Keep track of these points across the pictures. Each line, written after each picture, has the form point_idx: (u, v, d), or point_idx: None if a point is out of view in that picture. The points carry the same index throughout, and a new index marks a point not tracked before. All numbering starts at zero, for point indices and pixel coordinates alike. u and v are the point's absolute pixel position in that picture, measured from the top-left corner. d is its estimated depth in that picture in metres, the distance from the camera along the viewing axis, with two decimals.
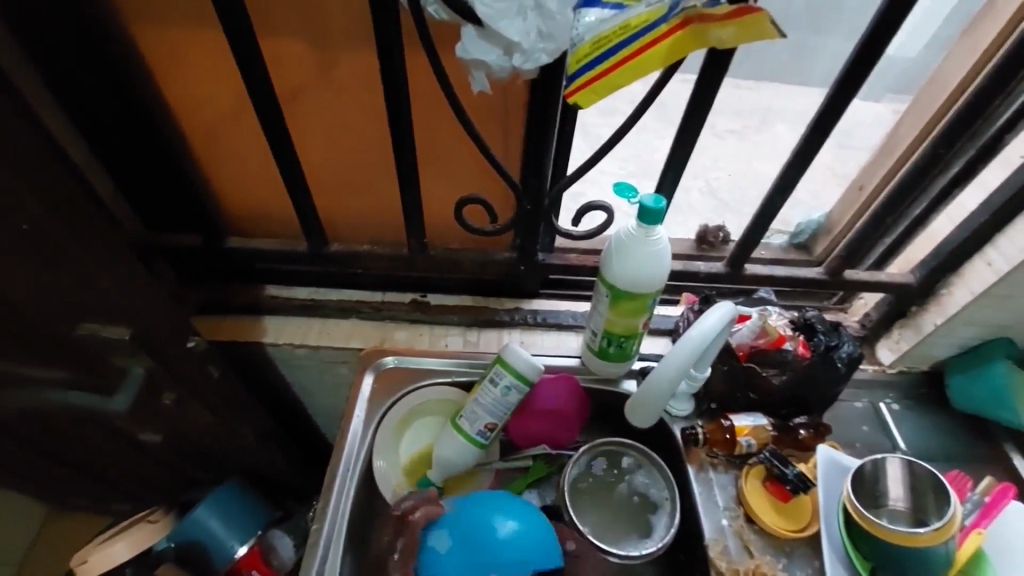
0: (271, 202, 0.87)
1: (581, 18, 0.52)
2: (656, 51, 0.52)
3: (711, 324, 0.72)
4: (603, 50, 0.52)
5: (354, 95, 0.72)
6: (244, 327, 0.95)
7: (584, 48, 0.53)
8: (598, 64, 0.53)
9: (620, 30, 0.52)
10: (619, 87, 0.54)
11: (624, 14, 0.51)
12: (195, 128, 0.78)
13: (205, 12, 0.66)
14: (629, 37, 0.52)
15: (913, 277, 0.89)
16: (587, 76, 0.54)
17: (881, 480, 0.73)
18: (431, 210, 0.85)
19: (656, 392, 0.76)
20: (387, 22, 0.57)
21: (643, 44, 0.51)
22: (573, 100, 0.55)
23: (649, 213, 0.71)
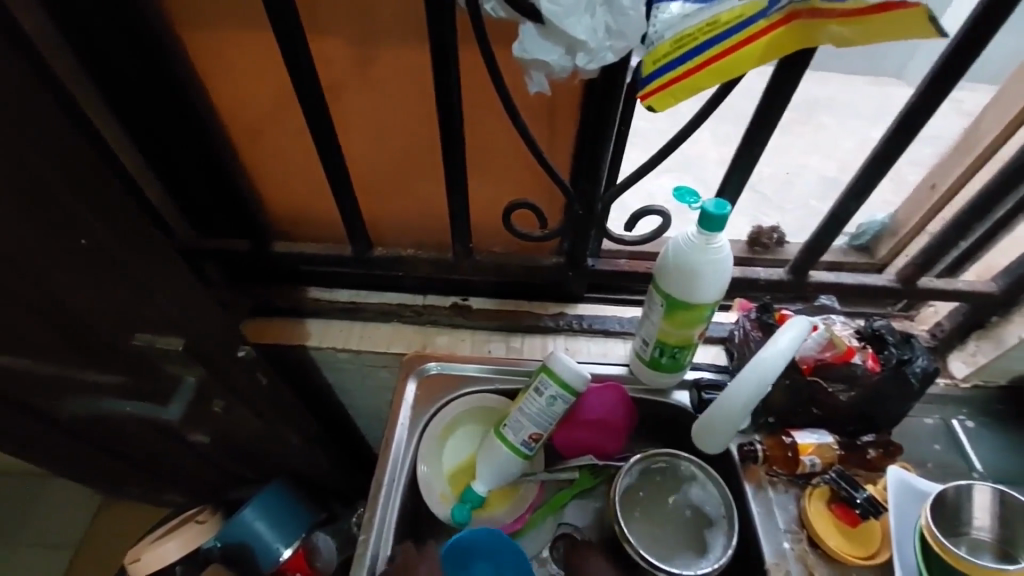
0: (315, 205, 0.86)
1: (659, 14, 0.50)
2: (752, 48, 0.50)
3: (788, 340, 0.70)
4: (687, 49, 0.50)
5: (402, 97, 0.70)
6: (289, 330, 0.95)
7: (664, 47, 0.51)
8: (681, 65, 0.51)
9: (706, 27, 0.49)
10: (702, 89, 0.51)
11: (712, 9, 0.49)
12: (242, 131, 0.77)
13: (254, 13, 0.64)
14: (719, 33, 0.49)
15: (996, 285, 0.83)
16: (668, 77, 0.51)
17: (964, 508, 0.66)
18: (477, 215, 0.83)
19: (729, 414, 0.74)
20: (440, 21, 0.55)
21: (737, 43, 0.49)
22: (648, 103, 0.53)
23: (710, 219, 0.67)
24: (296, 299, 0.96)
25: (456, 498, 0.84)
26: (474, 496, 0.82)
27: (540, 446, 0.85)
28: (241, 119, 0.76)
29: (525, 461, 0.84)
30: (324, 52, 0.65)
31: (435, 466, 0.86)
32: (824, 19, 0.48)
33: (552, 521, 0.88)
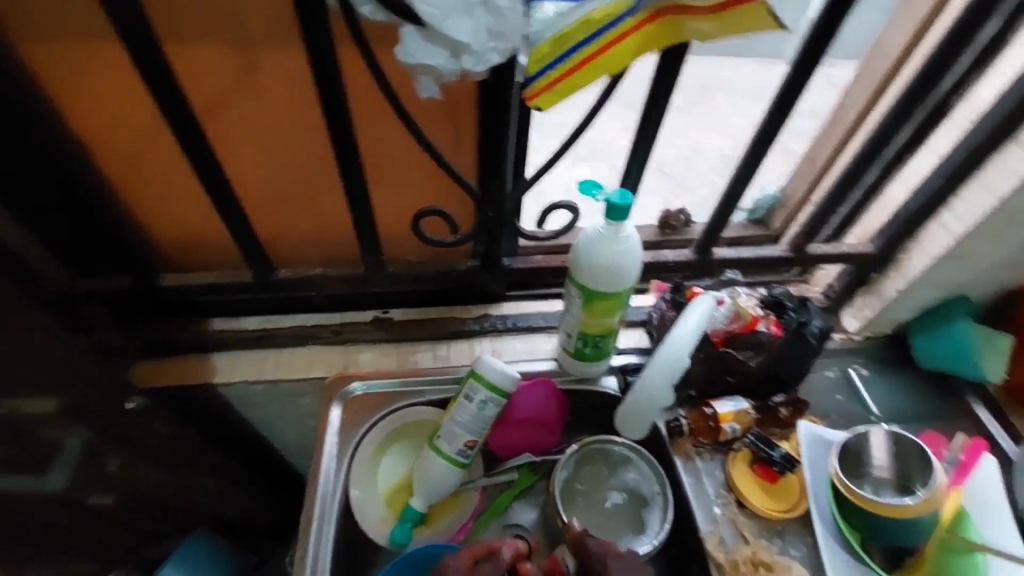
0: (203, 230, 0.79)
1: (536, 13, 0.49)
2: (625, 45, 0.51)
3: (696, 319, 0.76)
4: (566, 48, 0.50)
5: (286, 112, 0.65)
6: (193, 368, 0.87)
7: (544, 47, 0.50)
8: (562, 64, 0.51)
9: (582, 25, 0.49)
10: (584, 86, 0.52)
11: (584, 7, 0.49)
12: (110, 155, 0.69)
13: (100, 23, 0.58)
14: (593, 32, 0.49)
15: (872, 246, 0.90)
16: (550, 76, 0.52)
17: (864, 453, 0.73)
18: (384, 224, 0.79)
19: (649, 397, 0.78)
20: (316, 25, 0.51)
21: (610, 41, 0.50)
22: (535, 104, 0.54)
23: (615, 210, 0.68)
24: (198, 332, 0.89)
25: (395, 519, 0.81)
26: (412, 513, 0.80)
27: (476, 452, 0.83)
28: (105, 142, 0.68)
29: (462, 471, 0.82)
30: (188, 62, 0.60)
31: (369, 488, 0.82)
32: (686, 16, 0.49)
33: (497, 525, 0.87)
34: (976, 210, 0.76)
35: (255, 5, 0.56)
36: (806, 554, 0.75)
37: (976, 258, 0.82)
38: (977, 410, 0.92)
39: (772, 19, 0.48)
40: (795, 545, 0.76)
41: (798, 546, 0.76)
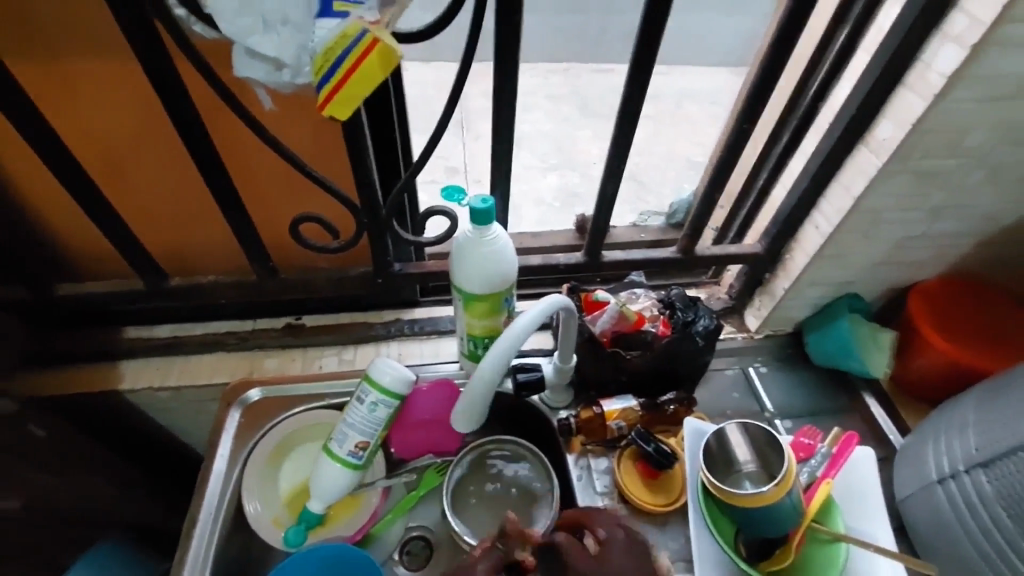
0: (94, 242, 0.83)
1: (316, 30, 0.48)
2: (369, 63, 0.47)
3: (532, 319, 0.62)
4: (330, 63, 0.48)
5: (147, 128, 0.69)
6: (98, 375, 0.89)
7: (317, 60, 0.48)
8: (330, 79, 0.48)
9: (339, 39, 0.47)
10: (360, 98, 0.49)
11: (343, 23, 0.47)
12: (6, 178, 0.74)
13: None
14: (348, 45, 0.47)
15: (761, 246, 0.92)
16: (328, 89, 0.49)
17: (728, 447, 0.75)
18: (273, 233, 0.82)
19: (485, 391, 0.63)
20: (145, 47, 0.55)
21: (354, 57, 0.47)
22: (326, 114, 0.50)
23: (479, 215, 0.71)
24: (109, 340, 0.92)
25: (290, 522, 0.83)
26: (310, 515, 0.81)
27: (372, 453, 0.83)
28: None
29: (359, 472, 0.83)
30: (43, 86, 0.64)
31: (268, 493, 0.84)
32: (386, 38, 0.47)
33: (401, 524, 0.89)
34: (839, 209, 0.79)
35: (95, 32, 0.61)
36: (682, 547, 0.79)
37: (849, 257, 0.86)
38: (869, 405, 0.95)
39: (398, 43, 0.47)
40: (673, 538, 0.80)
41: (677, 540, 0.80)
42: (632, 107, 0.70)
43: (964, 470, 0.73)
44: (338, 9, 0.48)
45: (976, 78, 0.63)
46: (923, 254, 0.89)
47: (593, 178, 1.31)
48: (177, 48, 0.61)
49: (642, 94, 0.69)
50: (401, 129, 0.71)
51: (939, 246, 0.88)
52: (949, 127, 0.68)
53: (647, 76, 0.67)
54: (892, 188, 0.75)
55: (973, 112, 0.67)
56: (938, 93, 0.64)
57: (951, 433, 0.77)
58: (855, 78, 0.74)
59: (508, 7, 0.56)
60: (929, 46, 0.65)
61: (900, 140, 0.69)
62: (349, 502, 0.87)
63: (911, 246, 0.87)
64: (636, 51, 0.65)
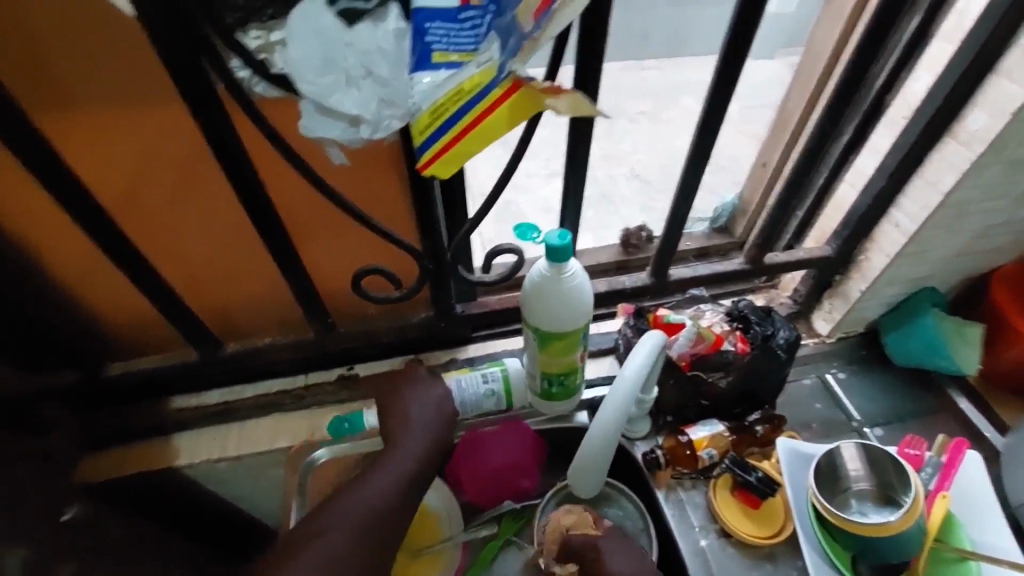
0: (140, 315, 0.79)
1: (416, 84, 0.44)
2: (496, 118, 0.44)
3: (643, 357, 0.59)
4: (441, 118, 0.45)
5: (198, 189, 0.66)
6: (153, 454, 0.85)
7: (423, 119, 0.45)
8: (448, 130, 0.45)
9: (453, 95, 0.44)
10: (473, 152, 0.46)
11: (456, 75, 0.43)
12: (51, 261, 0.69)
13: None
14: (466, 103, 0.44)
15: (830, 248, 0.88)
16: (439, 143, 0.46)
17: (840, 468, 0.72)
18: (328, 285, 0.78)
19: (604, 441, 0.59)
20: (209, 112, 0.51)
21: (477, 114, 0.44)
22: (428, 173, 0.48)
23: (556, 251, 0.66)
24: (156, 414, 0.86)
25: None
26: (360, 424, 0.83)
27: None
28: (27, 240, 0.67)
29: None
30: (84, 149, 0.60)
31: None
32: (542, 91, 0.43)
33: None
34: (922, 206, 0.75)
35: (147, 91, 0.57)
36: None
37: (930, 252, 0.82)
38: (957, 402, 0.91)
39: (579, 103, 0.43)
40: (786, 571, 0.75)
41: (790, 573, 0.75)
42: (710, 122, 0.66)
43: None
44: (438, 60, 0.43)
45: None
46: (1003, 241, 0.85)
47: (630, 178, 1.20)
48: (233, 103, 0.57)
49: (723, 106, 0.65)
50: None
51: (1018, 232, 0.84)
52: None
53: (729, 89, 0.63)
54: (981, 181, 0.71)
55: None
56: None
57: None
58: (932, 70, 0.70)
59: (592, 34, 0.52)
60: None
61: (995, 131, 0.65)
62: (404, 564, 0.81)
63: (992, 235, 0.83)
64: (718, 63, 0.61)
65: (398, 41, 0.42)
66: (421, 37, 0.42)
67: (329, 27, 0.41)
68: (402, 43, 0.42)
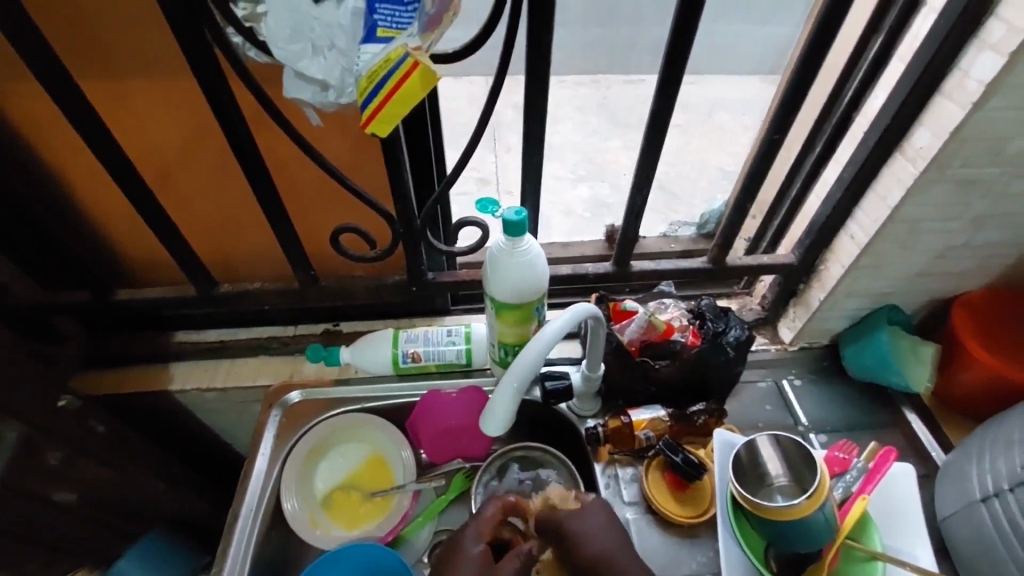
0: (151, 251, 0.89)
1: (360, 55, 0.51)
2: (411, 83, 0.51)
3: (572, 312, 0.67)
4: (374, 83, 0.51)
5: (203, 144, 0.75)
6: (149, 376, 0.94)
7: (361, 82, 0.52)
8: (377, 94, 0.52)
9: (384, 62, 0.50)
10: (402, 114, 0.53)
11: (387, 47, 0.50)
12: (87, 194, 0.81)
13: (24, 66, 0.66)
14: (391, 69, 0.50)
15: (794, 256, 0.91)
16: (373, 105, 0.53)
17: (759, 463, 0.74)
18: (313, 240, 0.87)
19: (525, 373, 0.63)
20: (206, 70, 0.59)
21: (398, 78, 0.50)
22: (370, 131, 0.54)
23: (512, 226, 0.72)
24: (161, 343, 0.97)
25: (325, 523, 0.86)
26: (336, 360, 0.92)
27: (415, 368, 0.92)
28: (64, 173, 0.78)
29: (393, 372, 0.93)
30: (111, 101, 0.70)
31: (302, 493, 0.87)
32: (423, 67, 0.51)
33: (431, 529, 0.89)
34: (874, 220, 0.78)
35: (159, 49, 0.65)
36: (711, 560, 0.80)
37: (887, 268, 0.84)
38: (909, 420, 0.93)
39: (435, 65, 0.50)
40: (703, 550, 0.81)
41: (706, 553, 0.81)
42: (660, 119, 0.72)
43: (1007, 488, 0.72)
44: (381, 35, 0.50)
45: (1017, 86, 0.62)
46: (967, 265, 0.86)
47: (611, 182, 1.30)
48: (229, 69, 0.66)
49: (670, 105, 0.70)
50: (436, 139, 0.74)
51: (982, 258, 0.85)
52: (990, 135, 0.67)
53: (675, 88, 0.69)
54: (931, 198, 0.74)
55: (1015, 118, 0.65)
56: (976, 101, 0.63)
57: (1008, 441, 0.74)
58: (889, 87, 0.72)
59: (540, 27, 0.59)
60: (967, 54, 0.64)
61: (937, 148, 0.68)
62: (358, 502, 0.89)
63: (955, 257, 0.84)
64: (664, 63, 0.67)
65: (354, 18, 0.50)
66: (370, 14, 0.49)
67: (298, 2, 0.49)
68: (357, 20, 0.50)
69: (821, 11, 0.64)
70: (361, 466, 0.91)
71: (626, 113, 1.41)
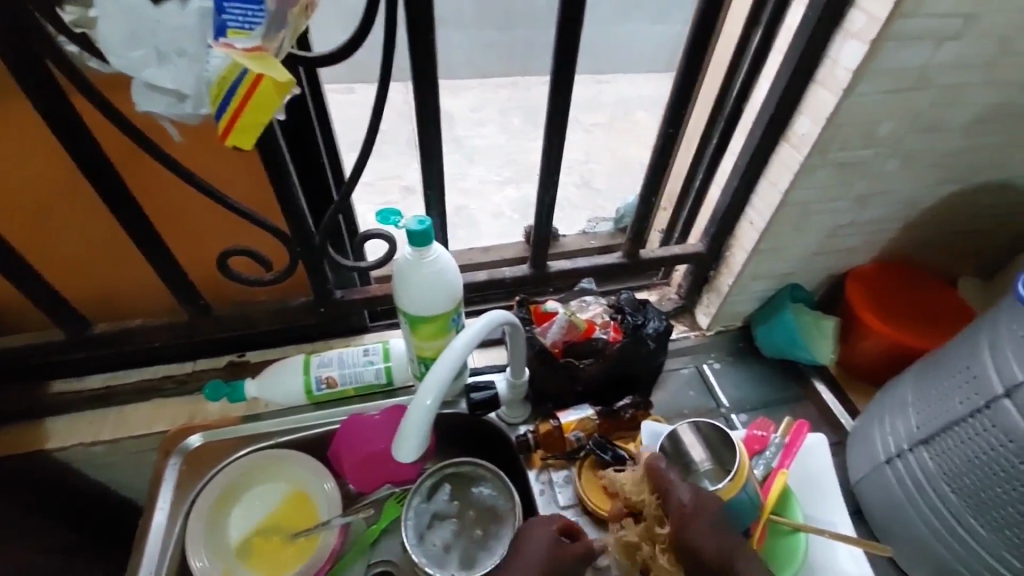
0: (5, 295, 0.78)
1: (209, 58, 0.46)
2: (263, 87, 0.46)
3: (486, 321, 0.65)
4: (225, 89, 0.46)
5: (51, 169, 0.65)
6: (24, 436, 0.85)
7: (212, 87, 0.46)
8: (230, 102, 0.47)
9: (230, 65, 0.45)
10: (263, 121, 0.48)
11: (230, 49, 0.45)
12: None
13: None
14: (238, 72, 0.45)
15: (702, 245, 0.93)
16: (229, 114, 0.47)
17: (684, 453, 0.74)
18: (202, 266, 0.79)
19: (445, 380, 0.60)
20: (37, 86, 0.52)
21: (248, 83, 0.46)
22: (229, 143, 0.49)
23: (417, 237, 0.69)
24: (34, 396, 0.87)
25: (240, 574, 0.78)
26: (242, 394, 0.86)
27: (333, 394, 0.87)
28: None
29: (308, 400, 0.87)
30: None
31: (212, 545, 0.79)
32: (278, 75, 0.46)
33: (363, 563, 0.83)
34: (769, 204, 0.82)
35: None
36: None
37: (786, 249, 0.88)
38: (819, 390, 0.98)
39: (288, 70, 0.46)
40: None
41: None
42: (559, 118, 0.71)
43: (908, 448, 0.76)
44: (232, 36, 0.45)
45: (879, 71, 0.66)
46: (855, 240, 0.92)
47: (527, 185, 1.28)
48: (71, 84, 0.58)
49: (567, 102, 0.69)
50: (328, 154, 0.70)
51: (867, 234, 0.91)
52: (861, 118, 0.71)
53: (569, 87, 0.68)
54: (817, 181, 0.78)
55: (879, 103, 0.70)
56: (845, 87, 0.67)
57: (995, 349, 0.66)
58: (771, 79, 0.76)
59: (420, 26, 0.56)
60: (834, 44, 0.68)
61: (816, 134, 0.72)
62: (279, 545, 0.80)
63: (844, 234, 0.90)
64: (554, 61, 0.66)
65: (201, 19, 0.45)
66: (219, 14, 0.44)
67: (135, 3, 0.44)
68: (206, 20, 0.45)
69: (699, 7, 0.66)
70: (280, 506, 0.83)
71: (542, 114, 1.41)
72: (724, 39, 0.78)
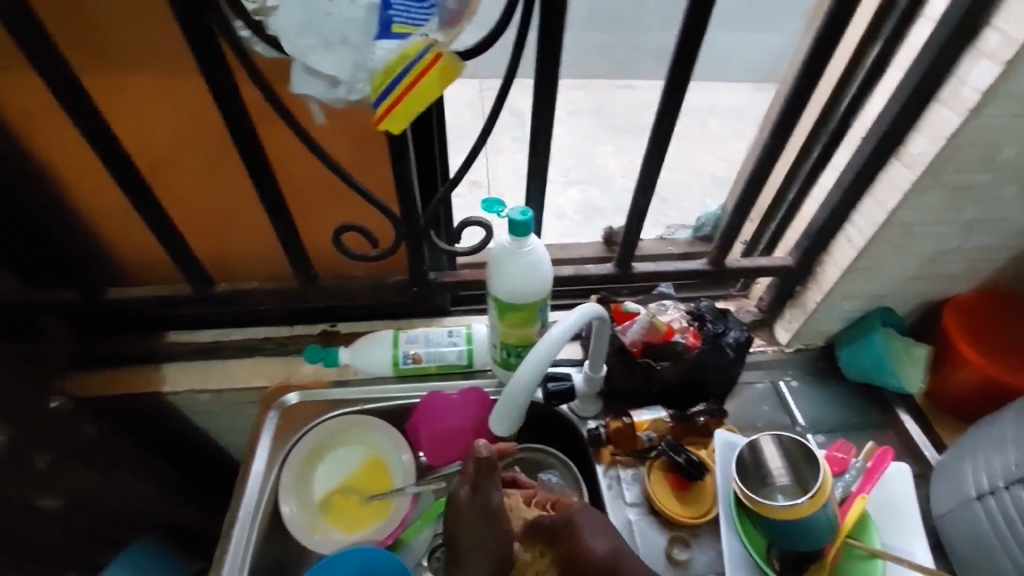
0: (143, 249, 0.87)
1: (376, 50, 0.51)
2: (429, 80, 0.53)
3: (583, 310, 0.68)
4: (391, 79, 0.53)
5: (202, 139, 0.73)
6: (142, 378, 0.93)
7: (377, 76, 0.53)
8: (391, 92, 0.54)
9: (402, 57, 0.52)
10: (419, 109, 0.55)
11: (404, 43, 0.51)
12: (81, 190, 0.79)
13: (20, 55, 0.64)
14: (409, 63, 0.52)
15: (792, 259, 0.92)
16: (388, 101, 0.54)
17: (762, 463, 0.74)
18: (313, 239, 0.86)
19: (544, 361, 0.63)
20: (212, 65, 0.58)
21: (416, 75, 0.53)
22: (382, 127, 0.56)
23: (518, 226, 0.72)
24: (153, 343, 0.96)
25: (324, 527, 0.85)
26: (335, 360, 0.92)
27: (416, 369, 0.92)
28: (60, 172, 0.76)
29: (394, 373, 0.92)
30: (110, 96, 0.68)
31: (301, 496, 0.86)
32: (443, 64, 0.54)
33: (431, 530, 0.86)
34: (871, 222, 0.80)
35: (160, 42, 0.64)
36: (714, 560, 0.80)
37: (883, 270, 0.86)
38: (902, 420, 0.94)
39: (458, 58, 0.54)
40: (705, 550, 0.81)
41: (708, 553, 0.81)
42: (666, 122, 0.72)
43: (1003, 486, 0.73)
44: (397, 30, 0.51)
45: (1012, 93, 0.64)
46: (957, 268, 0.88)
47: (607, 187, 1.30)
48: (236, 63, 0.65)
49: (676, 107, 0.71)
50: (442, 143, 0.75)
51: (973, 262, 0.87)
52: (985, 141, 0.69)
53: (681, 93, 0.69)
54: (927, 202, 0.75)
55: (1006, 126, 0.67)
56: (973, 108, 0.65)
57: None
58: (888, 94, 0.74)
59: (551, 29, 0.59)
60: (963, 63, 0.66)
61: (934, 154, 0.70)
62: (356, 505, 0.87)
63: (947, 260, 0.86)
64: (670, 67, 0.67)
65: (368, 14, 0.49)
66: (386, 10, 0.49)
67: None
68: (372, 15, 0.49)
69: (824, 17, 0.65)
70: (361, 468, 0.90)
71: (625, 118, 1.42)
72: (841, 52, 0.77)
